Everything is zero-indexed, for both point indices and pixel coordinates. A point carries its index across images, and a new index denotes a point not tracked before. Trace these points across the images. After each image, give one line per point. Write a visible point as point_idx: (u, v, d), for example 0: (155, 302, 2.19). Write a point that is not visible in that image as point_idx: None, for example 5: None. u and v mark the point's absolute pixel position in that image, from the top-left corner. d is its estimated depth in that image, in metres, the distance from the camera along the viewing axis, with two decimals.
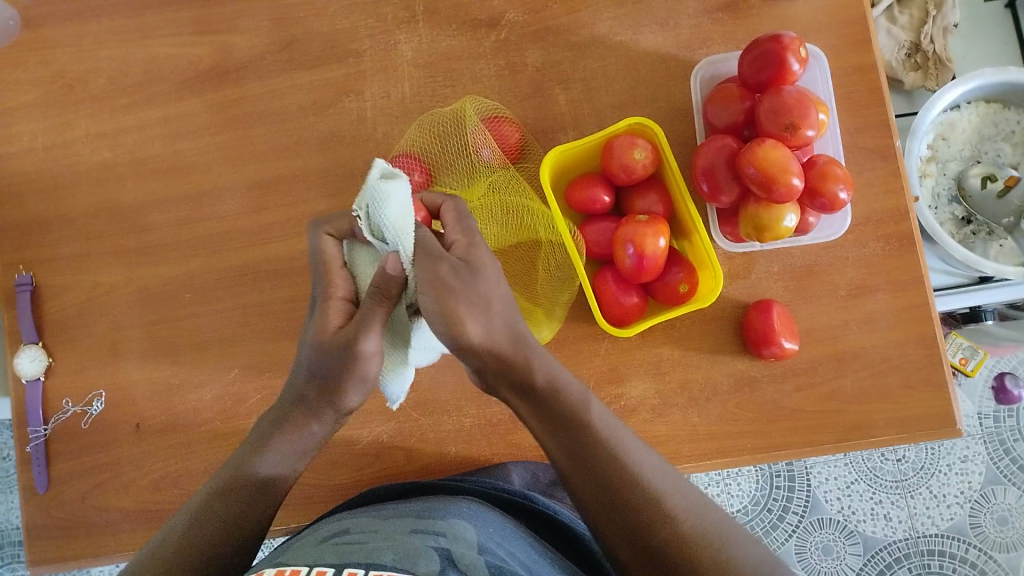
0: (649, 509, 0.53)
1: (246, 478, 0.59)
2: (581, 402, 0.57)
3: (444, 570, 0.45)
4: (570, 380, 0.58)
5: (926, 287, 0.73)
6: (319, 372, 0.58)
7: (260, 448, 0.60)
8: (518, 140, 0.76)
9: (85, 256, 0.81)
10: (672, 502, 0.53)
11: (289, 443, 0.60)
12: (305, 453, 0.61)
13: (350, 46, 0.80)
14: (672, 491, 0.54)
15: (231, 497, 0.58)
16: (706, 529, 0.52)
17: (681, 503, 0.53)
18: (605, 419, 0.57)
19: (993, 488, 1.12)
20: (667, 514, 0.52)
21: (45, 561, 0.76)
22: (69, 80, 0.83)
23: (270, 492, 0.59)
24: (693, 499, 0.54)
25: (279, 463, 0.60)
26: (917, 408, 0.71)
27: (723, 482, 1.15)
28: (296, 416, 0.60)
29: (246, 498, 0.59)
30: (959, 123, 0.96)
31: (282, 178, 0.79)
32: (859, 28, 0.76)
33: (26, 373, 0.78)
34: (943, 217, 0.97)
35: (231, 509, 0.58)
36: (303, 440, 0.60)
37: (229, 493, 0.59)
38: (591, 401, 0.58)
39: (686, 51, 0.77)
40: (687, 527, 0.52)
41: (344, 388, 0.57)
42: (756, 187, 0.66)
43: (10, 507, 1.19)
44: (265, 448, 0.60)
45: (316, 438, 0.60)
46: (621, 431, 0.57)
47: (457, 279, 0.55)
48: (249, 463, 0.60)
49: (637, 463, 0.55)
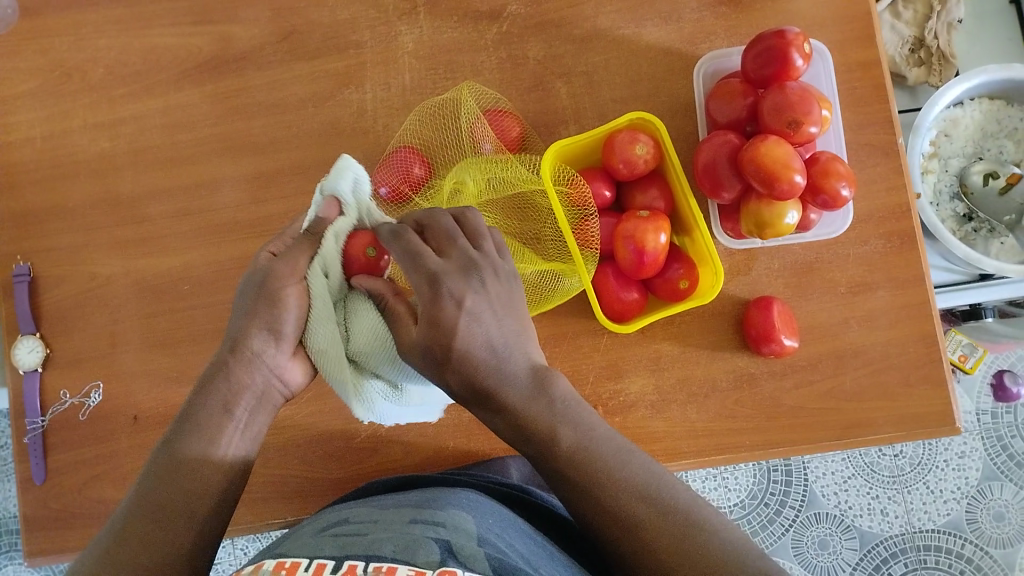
0: (629, 538, 0.49)
1: (178, 456, 0.54)
2: (545, 438, 0.53)
3: (444, 561, 0.44)
4: (537, 408, 0.54)
5: (926, 285, 0.72)
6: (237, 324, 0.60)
7: (183, 428, 0.56)
8: (518, 134, 0.75)
9: (83, 247, 0.81)
10: (651, 529, 0.48)
11: (214, 414, 0.56)
12: (236, 424, 0.57)
13: (351, 37, 0.80)
14: (653, 513, 0.49)
15: (166, 478, 0.53)
16: (694, 553, 0.47)
17: (663, 526, 0.48)
18: (575, 446, 0.52)
19: (990, 484, 1.12)
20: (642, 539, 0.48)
21: (41, 552, 0.76)
22: (67, 69, 0.83)
23: (209, 467, 0.54)
24: (680, 512, 0.49)
25: (206, 440, 0.55)
26: (917, 405, 0.71)
27: (720, 476, 1.15)
28: (216, 382, 0.58)
29: (183, 475, 0.53)
30: (961, 120, 0.96)
31: (281, 169, 0.79)
32: (863, 24, 0.76)
33: (25, 364, 0.79)
34: (944, 214, 0.96)
35: (171, 491, 0.53)
36: (227, 409, 0.57)
37: (166, 473, 0.53)
38: (560, 428, 0.53)
39: (689, 45, 0.76)
40: (665, 550, 0.48)
41: (256, 327, 0.59)
42: (758, 183, 0.65)
43: (8, 496, 1.19)
44: (187, 428, 0.56)
45: (241, 407, 0.58)
46: (595, 450, 0.52)
47: (426, 363, 0.56)
48: (174, 443, 0.55)
49: (612, 490, 0.50)
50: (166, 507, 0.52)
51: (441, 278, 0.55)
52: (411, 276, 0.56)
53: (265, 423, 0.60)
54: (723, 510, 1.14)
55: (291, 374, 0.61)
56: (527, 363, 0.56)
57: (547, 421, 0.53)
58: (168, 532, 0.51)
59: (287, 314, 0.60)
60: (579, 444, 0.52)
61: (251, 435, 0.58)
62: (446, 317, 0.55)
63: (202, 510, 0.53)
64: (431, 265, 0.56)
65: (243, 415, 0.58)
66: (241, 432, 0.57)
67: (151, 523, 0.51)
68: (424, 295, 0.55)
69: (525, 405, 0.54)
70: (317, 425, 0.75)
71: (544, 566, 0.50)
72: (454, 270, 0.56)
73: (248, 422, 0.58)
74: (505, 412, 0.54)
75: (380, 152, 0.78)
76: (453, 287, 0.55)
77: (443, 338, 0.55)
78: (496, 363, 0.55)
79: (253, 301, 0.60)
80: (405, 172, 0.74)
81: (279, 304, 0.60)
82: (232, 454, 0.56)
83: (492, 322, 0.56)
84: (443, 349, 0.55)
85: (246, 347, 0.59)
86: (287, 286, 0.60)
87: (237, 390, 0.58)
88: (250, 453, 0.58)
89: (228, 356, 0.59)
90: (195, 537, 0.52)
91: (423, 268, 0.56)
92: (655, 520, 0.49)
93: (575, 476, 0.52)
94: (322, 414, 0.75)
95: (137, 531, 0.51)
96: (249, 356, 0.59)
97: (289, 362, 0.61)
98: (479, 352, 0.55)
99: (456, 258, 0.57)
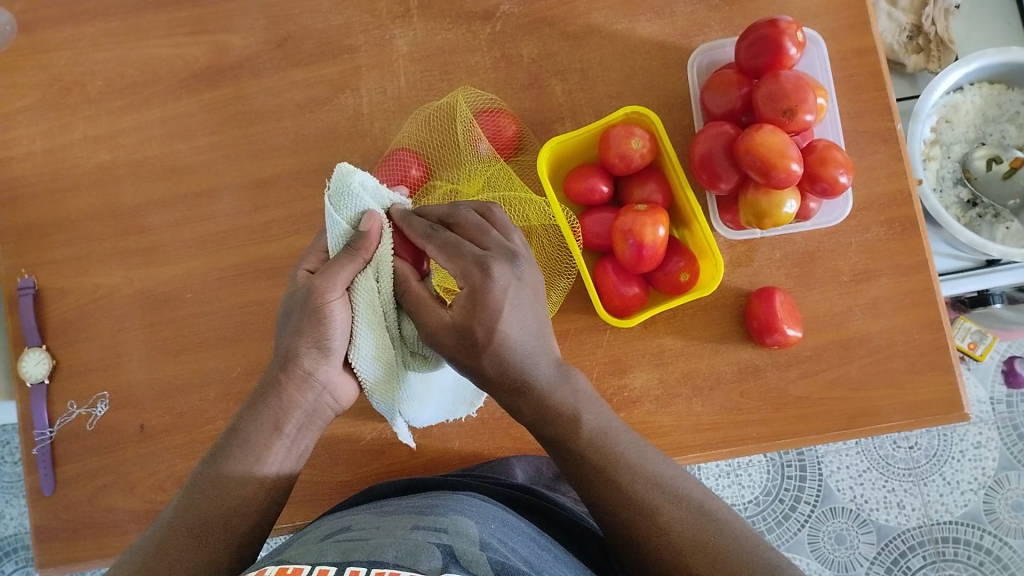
0: (644, 521, 0.51)
1: (222, 480, 0.54)
2: (568, 419, 0.55)
3: (446, 566, 0.44)
4: (562, 393, 0.56)
5: (930, 270, 0.72)
6: (284, 340, 0.57)
7: (225, 451, 0.56)
8: (514, 133, 0.75)
9: (86, 258, 0.81)
10: (666, 513, 0.51)
11: (263, 431, 0.56)
12: (282, 444, 0.57)
13: (345, 42, 0.80)
14: (668, 500, 0.51)
15: (210, 499, 0.54)
16: (699, 531, 0.49)
17: (675, 511, 0.51)
18: (596, 428, 0.55)
19: (1006, 474, 1.11)
20: (659, 517, 0.51)
21: (53, 563, 0.77)
22: (65, 83, 0.83)
23: (254, 487, 0.55)
24: (692, 501, 0.51)
25: (251, 465, 0.55)
26: (924, 392, 0.70)
27: (733, 473, 1.14)
28: (268, 401, 0.57)
29: (226, 495, 0.54)
30: (962, 105, 0.95)
31: (279, 176, 0.79)
32: (858, 12, 0.75)
33: (32, 376, 0.79)
34: (948, 200, 0.95)
35: (211, 508, 0.53)
36: (277, 427, 0.57)
37: (206, 491, 0.54)
38: (583, 412, 0.56)
39: (683, 38, 0.76)
40: (679, 533, 0.50)
41: (305, 350, 0.57)
42: (755, 173, 0.65)
43: (23, 511, 1.20)
44: (234, 443, 0.56)
45: (291, 425, 0.57)
46: (613, 435, 0.55)
47: (461, 348, 0.55)
48: (219, 461, 0.55)
49: (630, 474, 0.53)
50: (206, 531, 0.53)
51: (489, 262, 0.54)
52: (456, 263, 0.55)
53: (311, 439, 0.60)
54: (738, 507, 1.13)
55: (342, 388, 0.60)
56: (553, 354, 0.58)
57: (571, 404, 0.56)
58: (206, 551, 0.53)
59: (334, 330, 0.57)
60: (600, 429, 0.55)
61: (297, 452, 0.58)
62: (494, 298, 0.54)
63: (241, 530, 0.54)
64: (476, 252, 0.55)
65: (293, 435, 0.57)
66: (286, 451, 0.57)
67: (191, 541, 0.53)
68: (473, 279, 0.54)
69: (549, 391, 0.56)
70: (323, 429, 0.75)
71: (548, 568, 0.50)
72: (500, 257, 0.55)
73: (295, 440, 0.58)
74: (534, 396, 0.56)
75: (378, 155, 0.78)
76: (501, 271, 0.54)
77: (485, 321, 0.54)
78: (531, 350, 0.56)
79: (296, 320, 0.57)
80: (402, 174, 0.74)
81: (324, 322, 0.56)
82: (277, 474, 0.56)
83: (529, 310, 0.56)
84: (485, 333, 0.54)
85: (298, 368, 0.57)
86: (333, 304, 0.56)
87: (289, 410, 0.57)
88: (294, 468, 0.58)
89: (279, 375, 0.57)
90: (229, 557, 0.53)
91: (468, 255, 0.55)
92: (671, 505, 0.51)
93: (591, 459, 0.54)
94: None
95: (179, 553, 0.52)
96: (302, 376, 0.57)
97: (341, 377, 0.59)
98: (518, 339, 0.55)
99: (497, 247, 0.56)
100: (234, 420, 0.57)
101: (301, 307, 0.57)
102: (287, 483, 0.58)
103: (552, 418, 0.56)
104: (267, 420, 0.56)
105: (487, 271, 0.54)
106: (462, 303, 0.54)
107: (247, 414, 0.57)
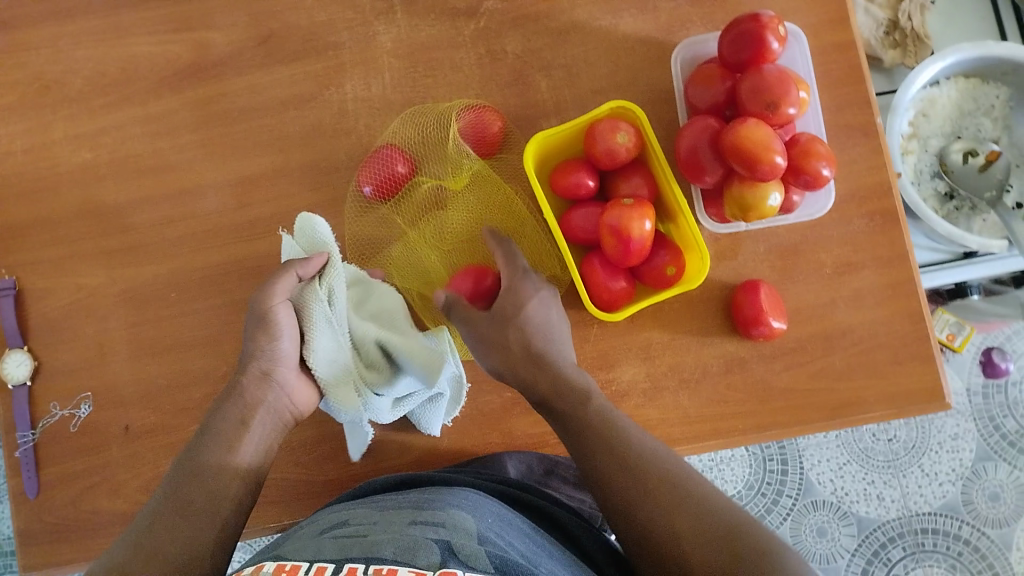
0: (635, 487, 0.55)
1: (202, 465, 0.58)
2: (580, 394, 0.62)
3: (445, 562, 0.44)
4: (577, 378, 0.64)
5: (911, 262, 0.73)
6: (244, 350, 0.64)
7: (201, 444, 0.60)
8: (500, 129, 0.75)
9: (67, 258, 0.80)
10: (655, 478, 0.55)
11: (231, 427, 0.61)
12: (251, 437, 0.61)
13: (329, 39, 0.80)
14: (655, 467, 0.56)
15: (191, 484, 0.57)
16: (684, 496, 0.54)
17: (665, 480, 0.55)
18: (601, 409, 0.61)
19: (984, 464, 1.12)
20: (649, 481, 0.55)
21: (34, 568, 0.75)
22: (44, 81, 0.82)
23: (231, 474, 0.58)
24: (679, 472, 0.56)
25: (226, 450, 0.59)
26: (907, 382, 0.71)
27: (717, 468, 1.15)
28: (231, 399, 0.62)
29: (205, 480, 0.57)
30: (939, 100, 0.97)
31: (263, 173, 0.79)
32: (838, 7, 0.76)
33: (13, 378, 0.78)
34: (925, 193, 0.97)
35: (195, 490, 0.56)
36: (242, 421, 0.61)
37: (188, 479, 0.57)
38: (592, 395, 0.62)
39: (666, 34, 0.77)
40: (664, 492, 0.54)
41: (262, 353, 0.63)
42: (740, 165, 0.65)
43: (1, 519, 1.18)
44: (207, 437, 0.60)
45: (256, 420, 0.62)
46: (616, 417, 0.61)
47: (493, 323, 0.66)
48: (195, 452, 0.59)
49: (628, 445, 0.58)
50: (193, 510, 0.55)
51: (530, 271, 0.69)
52: (507, 267, 0.69)
53: (274, 440, 0.64)
54: None
55: (300, 392, 0.65)
56: (568, 356, 0.67)
57: (584, 386, 0.63)
58: (195, 527, 0.54)
59: (284, 334, 0.63)
60: (608, 410, 0.61)
61: (265, 446, 0.62)
62: (527, 289, 0.68)
63: (225, 510, 0.56)
64: (524, 266, 0.69)
65: (259, 429, 0.62)
66: (254, 443, 0.61)
67: (182, 520, 0.55)
68: (514, 274, 0.68)
69: (563, 373, 0.64)
70: (311, 428, 0.75)
71: (546, 562, 0.50)
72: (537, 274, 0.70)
73: (261, 435, 0.62)
74: (552, 371, 0.64)
75: (363, 153, 0.78)
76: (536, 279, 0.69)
77: (516, 303, 0.67)
78: (550, 338, 0.67)
79: (250, 332, 0.63)
80: (389, 172, 0.75)
81: (276, 327, 0.63)
82: (249, 463, 0.60)
83: (551, 306, 0.69)
84: (514, 308, 0.67)
85: (256, 369, 0.63)
86: (279, 310, 0.63)
87: (252, 406, 0.62)
88: (263, 464, 0.62)
89: (240, 379, 0.63)
90: (217, 533, 0.55)
91: (518, 265, 0.69)
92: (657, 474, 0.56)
93: (596, 430, 0.60)
94: (314, 416, 0.75)
95: (166, 528, 0.54)
96: (259, 376, 0.63)
97: (297, 382, 0.65)
98: (539, 321, 0.67)
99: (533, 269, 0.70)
100: (201, 424, 0.62)
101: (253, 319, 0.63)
102: (259, 477, 0.61)
103: (562, 396, 0.63)
104: (233, 417, 0.61)
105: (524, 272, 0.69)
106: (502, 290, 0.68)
107: (213, 414, 0.61)
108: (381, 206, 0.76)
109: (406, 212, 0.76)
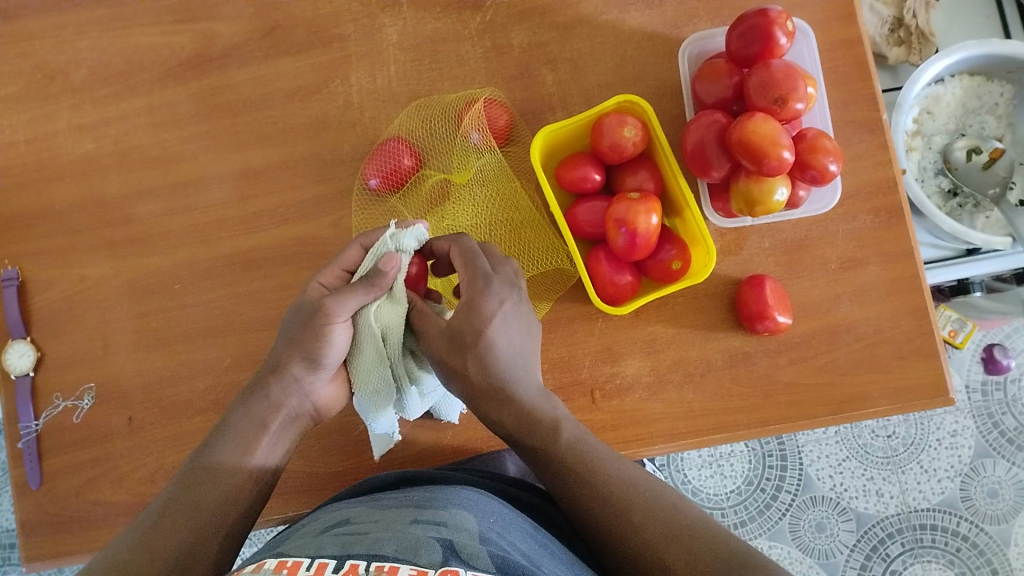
0: (619, 517, 0.54)
1: (215, 461, 0.57)
2: (551, 427, 0.58)
3: (447, 560, 0.44)
4: (544, 406, 0.60)
5: (915, 258, 0.73)
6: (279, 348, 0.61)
7: (216, 440, 0.59)
8: (506, 123, 0.76)
9: (71, 248, 0.80)
10: (639, 511, 0.54)
11: (249, 427, 0.59)
12: (268, 439, 0.60)
13: (334, 30, 0.80)
14: (636, 498, 0.55)
15: (203, 482, 0.56)
16: (673, 528, 0.52)
17: (650, 511, 0.54)
18: (576, 439, 0.58)
19: (982, 461, 1.13)
20: (633, 516, 0.54)
21: (37, 559, 0.75)
22: (48, 71, 0.82)
23: (242, 475, 0.57)
24: (667, 503, 0.54)
25: (239, 452, 0.58)
26: (910, 378, 0.71)
27: (716, 463, 1.15)
28: (256, 398, 0.60)
29: (217, 480, 0.56)
30: (943, 96, 0.97)
31: (268, 165, 0.79)
32: (844, 3, 0.76)
33: (16, 369, 0.78)
34: (930, 189, 0.97)
35: (206, 492, 0.56)
36: (264, 423, 0.60)
37: (202, 476, 0.56)
38: (563, 423, 0.59)
39: (673, 28, 0.77)
40: (651, 527, 0.53)
41: (297, 357, 0.60)
42: (746, 160, 0.66)
43: (2, 510, 1.18)
44: (225, 434, 0.59)
45: (276, 423, 0.60)
46: (592, 446, 0.58)
47: (450, 348, 0.59)
48: (213, 448, 0.58)
49: (606, 477, 0.56)
50: (202, 512, 0.55)
51: (494, 279, 0.61)
52: (466, 271, 0.61)
53: (291, 440, 0.62)
54: (721, 497, 1.15)
55: (325, 399, 0.64)
56: (534, 377, 0.62)
57: (552, 415, 0.59)
58: (199, 531, 0.54)
59: (328, 347, 0.60)
60: (579, 436, 0.58)
61: (280, 449, 0.61)
62: (486, 309, 0.59)
63: (231, 515, 0.56)
64: (487, 267, 0.61)
65: (277, 432, 0.60)
66: (270, 447, 0.60)
67: (186, 520, 0.54)
68: (475, 285, 0.60)
69: (534, 403, 0.59)
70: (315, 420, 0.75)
71: (546, 563, 0.50)
72: (502, 278, 0.61)
73: (279, 438, 0.61)
74: (515, 404, 0.59)
75: (368, 145, 0.78)
76: (497, 291, 0.60)
77: (476, 324, 0.59)
78: (515, 369, 0.60)
79: (299, 329, 0.60)
80: (396, 165, 0.75)
81: (325, 335, 0.59)
82: (262, 466, 0.59)
83: (517, 327, 0.61)
84: (473, 337, 0.59)
85: (285, 372, 0.60)
86: (332, 323, 0.59)
87: (275, 409, 0.60)
88: (275, 466, 0.61)
89: (268, 376, 0.61)
90: (222, 541, 0.55)
91: (479, 267, 0.61)
92: (644, 504, 0.54)
93: (565, 458, 0.57)
94: None
95: (172, 530, 0.53)
96: (288, 380, 0.61)
97: (325, 386, 0.63)
98: (502, 347, 0.59)
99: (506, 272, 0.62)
100: (224, 416, 0.61)
101: (299, 322, 0.61)
102: (272, 477, 0.60)
103: (533, 426, 0.58)
104: (252, 419, 0.60)
105: (487, 278, 0.60)
106: (460, 310, 0.60)
107: (236, 409, 0.60)
108: (389, 198, 0.76)
109: (413, 205, 0.77)
